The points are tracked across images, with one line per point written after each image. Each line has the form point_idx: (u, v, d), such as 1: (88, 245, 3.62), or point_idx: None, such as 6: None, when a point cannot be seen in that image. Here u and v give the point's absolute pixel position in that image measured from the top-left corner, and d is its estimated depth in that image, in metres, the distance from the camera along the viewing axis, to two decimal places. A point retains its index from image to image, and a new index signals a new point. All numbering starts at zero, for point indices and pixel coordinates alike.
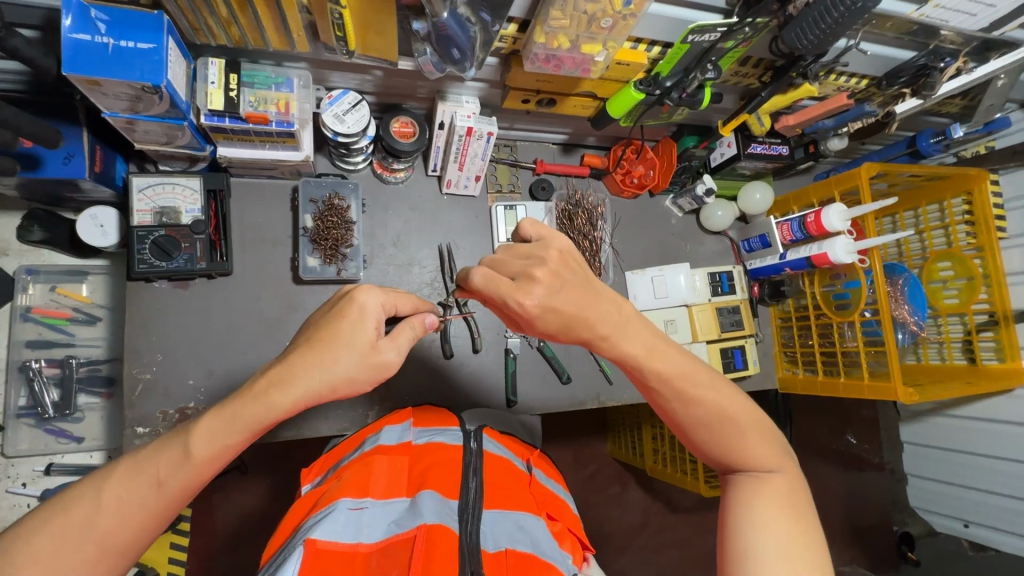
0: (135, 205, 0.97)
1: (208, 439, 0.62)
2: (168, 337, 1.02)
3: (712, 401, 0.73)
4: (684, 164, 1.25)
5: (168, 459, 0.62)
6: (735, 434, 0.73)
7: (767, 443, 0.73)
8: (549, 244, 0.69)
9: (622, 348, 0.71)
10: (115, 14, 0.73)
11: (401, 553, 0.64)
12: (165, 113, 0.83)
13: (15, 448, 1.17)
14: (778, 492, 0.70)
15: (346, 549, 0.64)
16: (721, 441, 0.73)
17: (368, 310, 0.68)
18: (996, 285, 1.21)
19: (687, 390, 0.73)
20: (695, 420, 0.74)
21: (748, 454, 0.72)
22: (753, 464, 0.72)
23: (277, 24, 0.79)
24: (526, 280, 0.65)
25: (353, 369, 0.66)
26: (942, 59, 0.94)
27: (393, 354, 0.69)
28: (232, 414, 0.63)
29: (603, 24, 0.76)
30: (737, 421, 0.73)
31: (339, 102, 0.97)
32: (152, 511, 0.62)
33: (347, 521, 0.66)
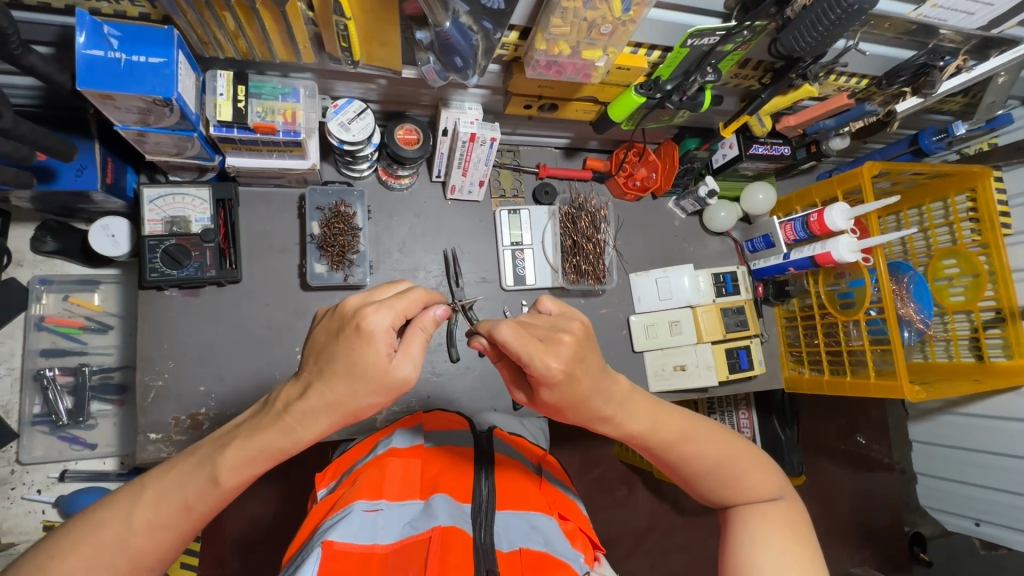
0: (146, 215, 0.99)
1: (233, 471, 0.63)
2: (180, 344, 1.04)
3: (711, 447, 0.75)
4: (687, 166, 1.24)
5: (195, 487, 0.63)
6: (735, 470, 0.76)
7: (761, 471, 0.77)
8: (571, 316, 0.67)
9: (627, 426, 0.70)
10: (128, 30, 0.75)
11: (415, 552, 0.64)
12: (175, 125, 0.85)
13: (30, 455, 1.19)
14: (778, 517, 0.74)
15: (362, 550, 0.64)
16: (722, 482, 0.76)
17: (378, 332, 0.58)
18: (1002, 282, 1.21)
19: (688, 448, 0.74)
20: (698, 472, 0.76)
21: (747, 486, 0.76)
22: (753, 493, 0.76)
23: (284, 36, 0.81)
24: (553, 342, 0.61)
25: (370, 395, 0.60)
26: (941, 58, 0.95)
27: (409, 368, 0.59)
28: (256, 449, 0.63)
29: (603, 30, 0.77)
30: (735, 458, 0.76)
31: (345, 110, 0.98)
32: (180, 531, 0.65)
33: (363, 522, 0.67)
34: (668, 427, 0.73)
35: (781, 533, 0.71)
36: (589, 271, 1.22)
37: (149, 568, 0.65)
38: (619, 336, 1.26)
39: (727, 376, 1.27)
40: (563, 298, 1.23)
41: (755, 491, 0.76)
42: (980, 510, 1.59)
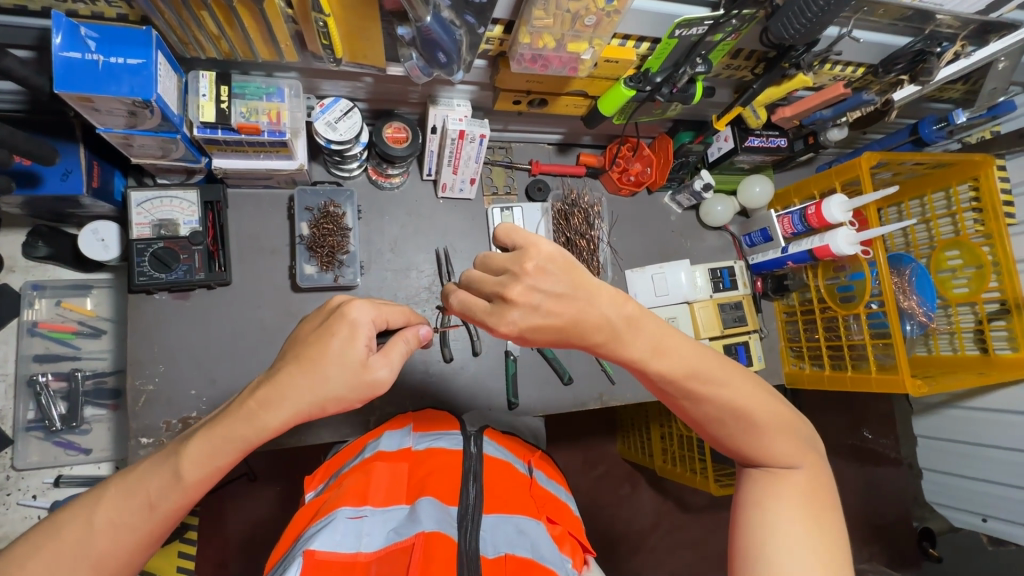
0: (134, 219, 0.98)
1: (198, 461, 0.63)
2: (170, 348, 1.03)
3: (733, 397, 0.70)
4: (682, 160, 1.22)
5: (159, 480, 0.63)
6: (754, 427, 0.71)
7: (785, 435, 0.71)
8: (526, 257, 0.61)
9: (624, 353, 0.66)
10: (105, 31, 0.73)
11: (398, 560, 0.63)
12: (158, 127, 0.84)
13: (25, 461, 1.19)
14: (795, 488, 0.70)
15: (345, 558, 0.64)
16: (738, 434, 0.71)
17: (357, 323, 0.65)
18: (1007, 273, 1.17)
19: (699, 389, 0.69)
20: (707, 416, 0.71)
21: (765, 446, 0.71)
22: (772, 457, 0.71)
23: (265, 35, 0.80)
24: (501, 304, 0.63)
25: (343, 386, 0.64)
26: (938, 44, 0.92)
27: (384, 371, 0.65)
28: (221, 437, 0.63)
29: (587, 22, 0.76)
30: (758, 414, 0.71)
31: (331, 110, 0.97)
32: (142, 533, 0.63)
33: (347, 530, 0.66)
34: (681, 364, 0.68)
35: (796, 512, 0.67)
36: (584, 269, 1.21)
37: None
38: None
39: None
40: None
41: (775, 454, 0.71)
42: (987, 505, 1.56)
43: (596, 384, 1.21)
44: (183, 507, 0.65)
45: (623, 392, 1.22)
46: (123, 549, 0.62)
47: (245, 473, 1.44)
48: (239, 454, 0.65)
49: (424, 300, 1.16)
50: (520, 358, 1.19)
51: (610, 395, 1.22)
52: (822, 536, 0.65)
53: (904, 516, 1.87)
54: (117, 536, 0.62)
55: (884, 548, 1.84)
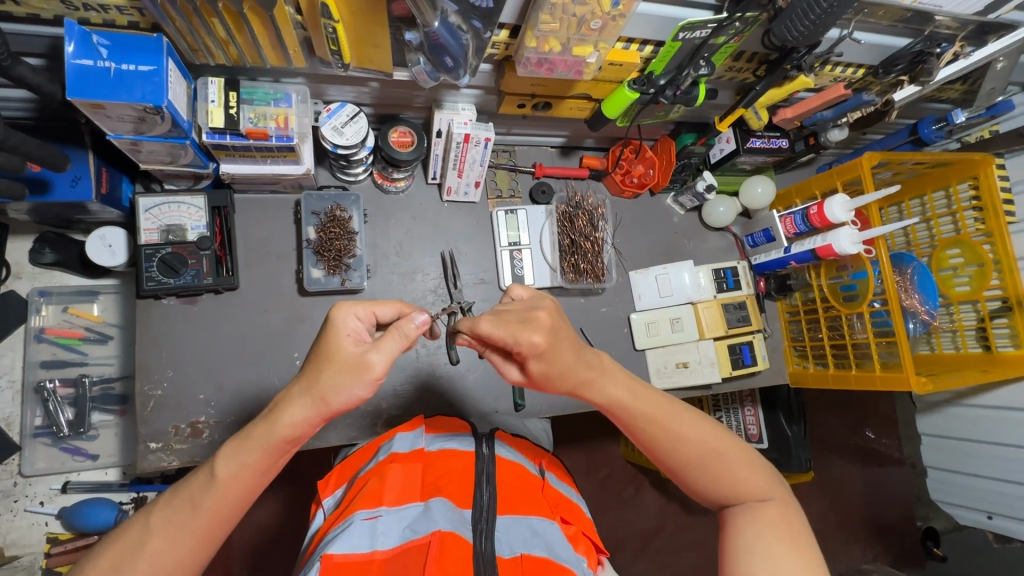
0: (142, 224, 0.99)
1: (227, 460, 0.68)
2: (179, 353, 1.04)
3: (690, 431, 0.76)
4: (684, 162, 1.24)
5: (201, 482, 0.69)
6: (718, 459, 0.75)
7: (751, 469, 0.75)
8: (538, 303, 0.72)
9: (607, 392, 0.76)
10: (116, 39, 0.74)
11: (415, 558, 0.64)
12: (167, 133, 0.85)
13: (32, 467, 1.19)
14: (772, 518, 0.71)
15: (363, 557, 0.64)
16: (704, 470, 0.75)
17: (345, 329, 0.67)
18: (1008, 270, 1.19)
19: (665, 426, 0.76)
20: (676, 455, 0.76)
21: (733, 481, 0.74)
22: (744, 491, 0.73)
23: (274, 41, 0.81)
24: (532, 321, 0.68)
25: (340, 378, 0.65)
26: (938, 45, 0.94)
27: (374, 355, 0.66)
28: (245, 438, 0.68)
29: (593, 25, 0.77)
30: (718, 449, 0.75)
31: (338, 114, 0.98)
32: (193, 532, 0.68)
33: (363, 530, 0.67)
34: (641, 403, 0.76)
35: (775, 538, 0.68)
36: (588, 270, 1.21)
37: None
38: (620, 334, 1.25)
39: (730, 372, 1.26)
40: (562, 298, 1.23)
41: (745, 490, 0.74)
42: (992, 503, 1.57)
43: None
44: (224, 509, 0.69)
45: None
46: (174, 549, 0.67)
47: None
48: (267, 454, 0.69)
49: (430, 303, 1.16)
50: None
51: None
52: (802, 560, 0.66)
53: (909, 516, 1.87)
54: (168, 536, 0.66)
55: (889, 548, 1.84)
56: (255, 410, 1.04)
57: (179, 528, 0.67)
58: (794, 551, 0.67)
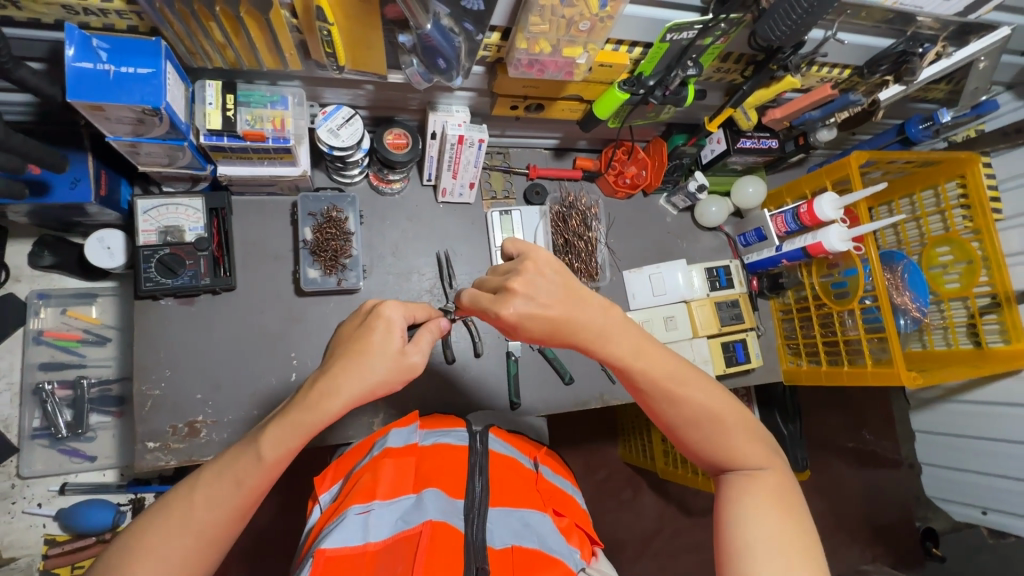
0: (140, 226, 1.00)
1: (275, 443, 0.68)
2: (176, 353, 1.04)
3: (694, 399, 0.75)
4: (676, 163, 1.24)
5: (247, 463, 0.69)
6: (719, 427, 0.75)
7: (751, 438, 0.75)
8: (527, 256, 0.72)
9: (609, 350, 0.74)
10: (116, 43, 0.76)
11: (407, 548, 0.65)
12: (166, 135, 0.86)
13: (30, 469, 1.20)
14: (767, 487, 0.71)
15: (356, 549, 0.66)
16: (704, 436, 0.76)
17: (393, 325, 0.71)
18: (996, 267, 1.20)
19: (674, 390, 0.75)
20: (682, 419, 0.76)
21: (730, 449, 0.75)
22: (742, 458, 0.74)
23: (270, 44, 0.82)
24: (506, 291, 0.70)
25: (386, 371, 0.70)
26: (920, 45, 0.96)
27: (418, 356, 0.73)
28: (294, 422, 0.69)
29: (582, 27, 0.79)
30: (719, 417, 0.75)
31: (333, 117, 1.00)
32: (235, 507, 0.69)
33: (356, 523, 0.69)
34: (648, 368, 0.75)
35: (773, 509, 0.68)
36: (582, 269, 1.22)
37: (214, 547, 0.69)
38: None
39: (724, 370, 1.27)
40: None
41: (741, 457, 0.74)
42: (987, 499, 1.57)
43: (597, 384, 1.23)
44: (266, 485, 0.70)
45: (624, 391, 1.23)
46: (218, 524, 0.68)
47: None
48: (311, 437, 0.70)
49: (426, 303, 1.18)
50: (521, 359, 1.20)
51: (611, 394, 1.23)
52: (795, 529, 0.67)
53: (906, 516, 1.87)
54: (213, 509, 0.67)
55: (887, 548, 1.85)
56: (253, 409, 1.05)
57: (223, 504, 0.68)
58: (787, 518, 0.67)
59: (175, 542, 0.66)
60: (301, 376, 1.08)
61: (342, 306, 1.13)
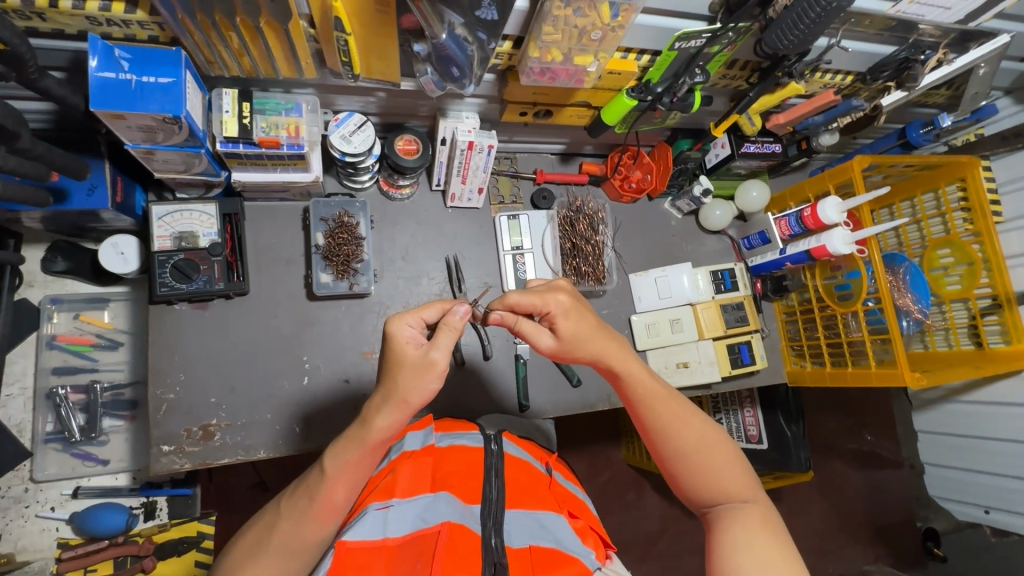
0: (155, 231, 1.01)
1: (336, 456, 0.73)
2: (190, 357, 1.06)
3: (686, 431, 0.80)
4: (681, 167, 1.28)
5: (315, 476, 0.74)
6: (709, 460, 0.79)
7: (743, 473, 0.79)
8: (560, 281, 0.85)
9: (626, 367, 0.82)
10: (137, 52, 0.78)
11: (425, 545, 0.67)
12: (183, 142, 0.88)
13: (44, 473, 1.21)
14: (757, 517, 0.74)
15: (376, 543, 0.68)
16: (694, 469, 0.79)
17: (404, 339, 0.70)
18: (997, 268, 1.23)
19: (678, 416, 0.80)
20: (684, 444, 0.79)
21: (720, 481, 0.78)
22: (734, 489, 0.77)
23: (286, 53, 0.84)
24: (548, 293, 0.80)
25: (413, 380, 0.68)
26: (922, 52, 0.98)
27: (438, 353, 0.68)
28: (349, 439, 0.73)
29: (593, 36, 0.80)
30: (710, 450, 0.79)
31: (346, 123, 1.01)
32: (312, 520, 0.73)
33: (375, 518, 0.70)
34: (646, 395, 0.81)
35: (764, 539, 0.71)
36: (589, 273, 1.24)
37: (303, 555, 0.74)
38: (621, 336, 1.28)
39: (730, 371, 1.29)
40: None
41: (728, 491, 0.77)
42: (988, 498, 1.59)
43: (605, 386, 1.24)
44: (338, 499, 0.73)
45: None
46: (301, 534, 0.73)
47: (258, 484, 1.45)
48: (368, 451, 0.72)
49: None
50: (529, 362, 1.21)
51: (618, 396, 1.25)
52: (785, 560, 0.69)
53: (909, 516, 1.90)
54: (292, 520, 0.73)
55: (889, 548, 1.87)
56: (266, 412, 1.07)
57: (302, 515, 0.73)
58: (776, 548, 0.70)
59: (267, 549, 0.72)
60: (314, 379, 1.10)
61: (353, 310, 1.14)
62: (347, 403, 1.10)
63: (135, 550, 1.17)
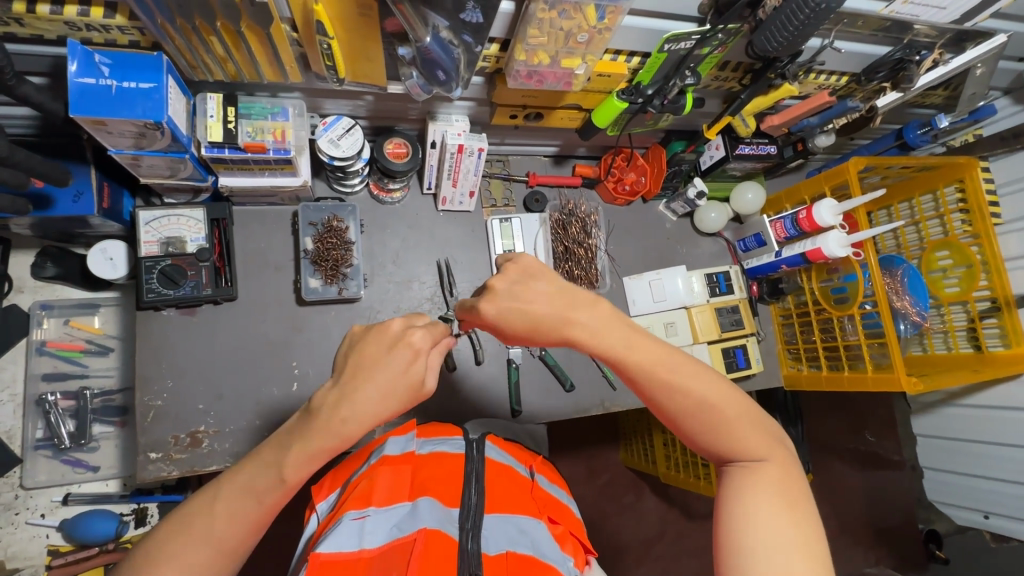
0: (142, 237, 1.01)
1: (296, 465, 0.65)
2: (178, 364, 1.05)
3: (685, 388, 0.68)
4: (675, 168, 1.27)
5: (265, 479, 0.65)
6: (713, 417, 0.68)
7: (754, 427, 0.68)
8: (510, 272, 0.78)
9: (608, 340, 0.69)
10: (118, 58, 0.77)
11: (401, 554, 0.65)
12: (167, 147, 0.87)
13: (34, 479, 1.20)
14: (773, 477, 0.64)
15: (350, 556, 0.66)
16: (698, 427, 0.68)
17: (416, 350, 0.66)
18: (996, 271, 1.21)
19: (672, 371, 0.69)
20: (681, 401, 0.69)
21: (727, 440, 0.67)
22: (744, 447, 0.66)
23: (270, 57, 0.83)
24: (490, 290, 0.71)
25: (397, 405, 0.65)
26: (917, 52, 0.96)
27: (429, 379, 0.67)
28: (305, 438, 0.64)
29: (580, 39, 0.79)
30: (711, 407, 0.68)
31: (334, 127, 1.00)
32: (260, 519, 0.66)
33: (350, 529, 0.67)
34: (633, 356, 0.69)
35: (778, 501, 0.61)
36: (582, 276, 1.23)
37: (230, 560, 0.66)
38: None
39: (724, 376, 1.27)
40: None
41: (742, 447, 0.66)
42: (988, 502, 1.57)
43: (599, 391, 1.23)
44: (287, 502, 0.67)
45: (624, 397, 1.24)
46: (232, 538, 0.65)
47: None
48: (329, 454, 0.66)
49: (427, 311, 1.18)
50: (522, 366, 1.20)
51: (612, 400, 1.24)
52: (800, 518, 0.60)
53: (909, 518, 1.88)
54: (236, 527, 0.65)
55: (889, 551, 1.85)
56: (255, 419, 1.06)
57: (241, 518, 0.65)
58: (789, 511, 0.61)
59: (183, 550, 0.63)
60: (303, 385, 1.09)
61: (342, 315, 1.13)
62: None
63: (123, 557, 1.16)
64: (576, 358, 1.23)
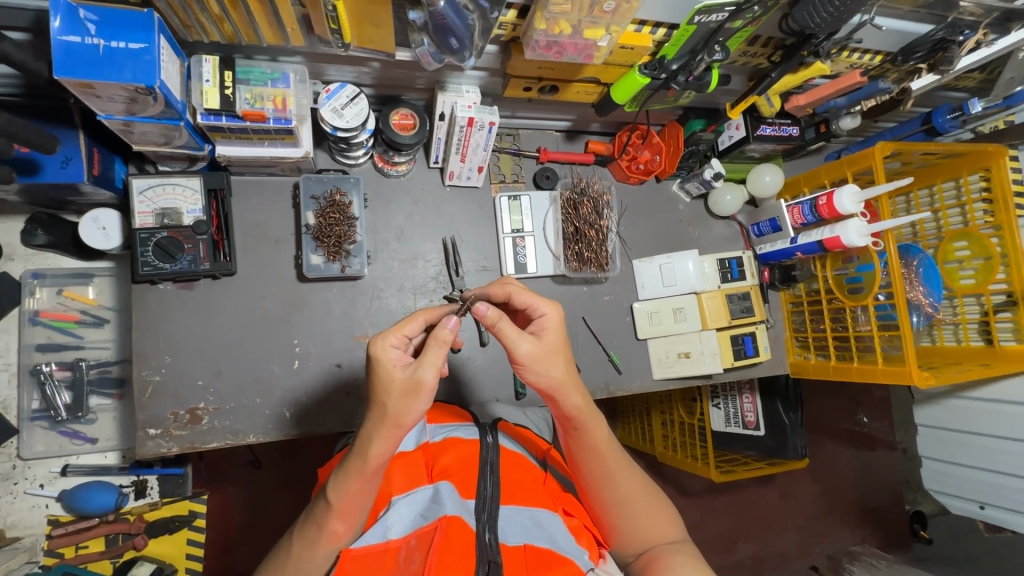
0: (136, 207, 0.97)
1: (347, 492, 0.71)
2: (175, 338, 1.02)
3: (628, 488, 0.84)
4: (692, 148, 1.21)
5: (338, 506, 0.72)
6: (645, 511, 0.84)
7: (661, 514, 0.86)
8: (540, 309, 0.76)
9: (568, 403, 0.77)
10: (105, 14, 0.71)
11: (424, 540, 0.68)
12: (161, 113, 0.81)
13: (31, 450, 1.21)
14: (685, 548, 0.82)
15: (378, 547, 0.70)
16: (630, 520, 0.84)
17: (388, 360, 0.68)
18: (1014, 264, 1.17)
19: (605, 473, 0.83)
20: (614, 497, 0.83)
21: (648, 522, 0.84)
22: (659, 531, 0.85)
23: (270, 18, 0.77)
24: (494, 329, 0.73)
25: (405, 403, 0.67)
26: (960, 32, 0.90)
27: (427, 370, 0.66)
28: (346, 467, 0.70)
29: (606, 7, 0.74)
30: (643, 503, 0.84)
31: (337, 95, 0.94)
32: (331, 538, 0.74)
33: (380, 523, 0.73)
34: (588, 454, 0.82)
35: (692, 564, 0.78)
36: (592, 259, 1.19)
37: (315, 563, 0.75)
38: (622, 323, 1.24)
39: (732, 363, 1.25)
40: (565, 286, 1.21)
41: (660, 533, 0.84)
42: (984, 493, 1.55)
43: (604, 374, 1.21)
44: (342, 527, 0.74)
45: (630, 382, 1.22)
46: (313, 561, 0.75)
47: (251, 460, 1.45)
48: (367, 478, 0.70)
49: (431, 290, 1.15)
50: None
51: (617, 384, 1.22)
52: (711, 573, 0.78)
53: (898, 499, 1.93)
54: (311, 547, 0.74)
55: (876, 531, 1.90)
56: (256, 397, 1.04)
57: (314, 541, 0.74)
58: (696, 561, 0.79)
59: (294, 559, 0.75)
60: (304, 363, 1.06)
61: (345, 293, 1.10)
62: (339, 388, 1.07)
63: (125, 528, 1.21)
64: (582, 340, 1.21)
